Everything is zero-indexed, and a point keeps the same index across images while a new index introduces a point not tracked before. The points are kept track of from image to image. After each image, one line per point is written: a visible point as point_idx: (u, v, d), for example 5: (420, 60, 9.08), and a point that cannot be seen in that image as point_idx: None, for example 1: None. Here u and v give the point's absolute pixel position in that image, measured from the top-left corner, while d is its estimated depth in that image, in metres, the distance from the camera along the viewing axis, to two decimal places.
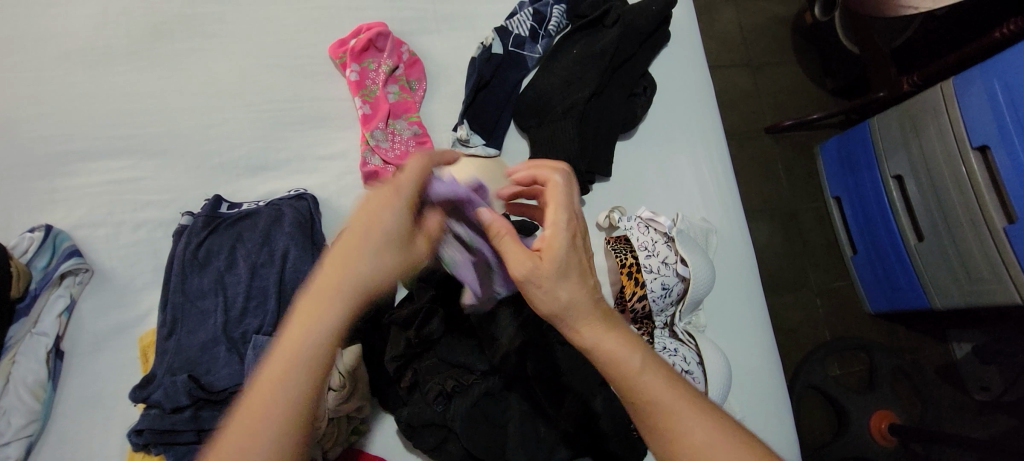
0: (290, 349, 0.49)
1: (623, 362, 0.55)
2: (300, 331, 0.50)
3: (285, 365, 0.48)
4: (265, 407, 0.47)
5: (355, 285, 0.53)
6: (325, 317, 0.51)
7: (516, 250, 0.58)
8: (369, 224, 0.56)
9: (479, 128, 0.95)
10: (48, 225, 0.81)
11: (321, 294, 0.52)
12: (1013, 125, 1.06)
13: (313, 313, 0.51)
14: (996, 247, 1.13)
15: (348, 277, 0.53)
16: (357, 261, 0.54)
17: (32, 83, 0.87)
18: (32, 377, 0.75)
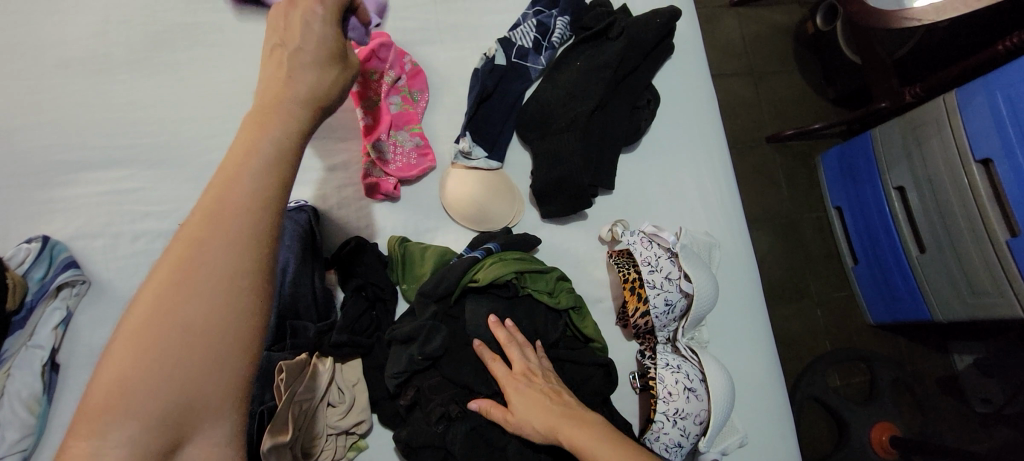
0: (224, 192, 0.44)
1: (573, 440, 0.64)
2: (234, 168, 0.45)
3: (217, 202, 0.43)
4: (205, 247, 0.42)
5: (286, 124, 0.49)
6: (257, 153, 0.46)
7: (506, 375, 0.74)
8: (288, 73, 0.52)
9: (481, 139, 0.94)
10: (44, 235, 0.80)
11: (249, 134, 0.47)
12: (1015, 139, 1.06)
13: (242, 153, 0.46)
14: (999, 261, 1.12)
15: (278, 113, 0.49)
16: (283, 102, 0.50)
17: (30, 92, 0.86)
18: (27, 390, 0.74)
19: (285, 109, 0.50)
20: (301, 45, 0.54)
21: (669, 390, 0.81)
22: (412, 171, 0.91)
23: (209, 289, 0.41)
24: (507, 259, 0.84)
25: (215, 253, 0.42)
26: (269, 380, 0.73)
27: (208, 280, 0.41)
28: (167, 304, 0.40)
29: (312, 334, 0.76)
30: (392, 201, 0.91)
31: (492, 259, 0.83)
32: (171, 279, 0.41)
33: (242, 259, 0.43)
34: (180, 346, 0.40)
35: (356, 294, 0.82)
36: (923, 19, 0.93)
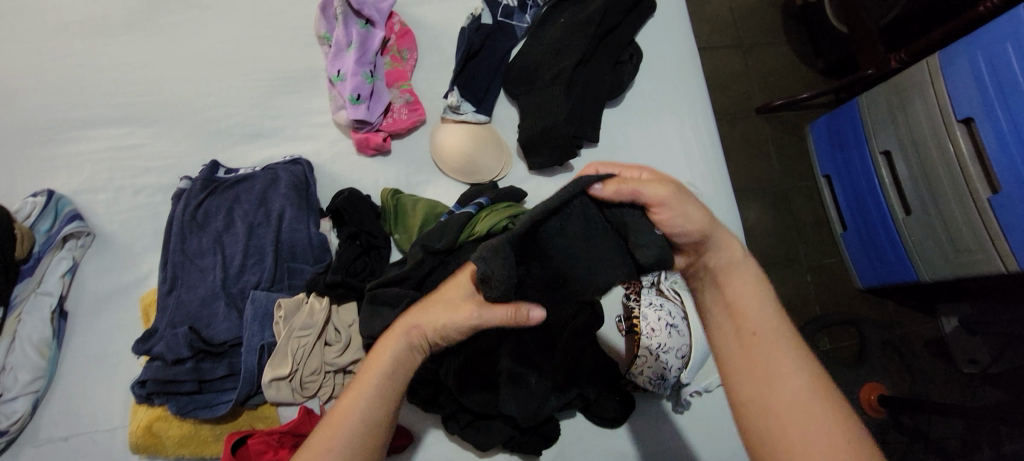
0: (339, 419, 0.56)
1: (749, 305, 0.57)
2: (347, 408, 0.57)
3: (339, 432, 0.55)
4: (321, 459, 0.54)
5: (395, 372, 0.60)
6: (367, 398, 0.57)
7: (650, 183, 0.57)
8: (430, 317, 0.61)
9: (469, 95, 0.97)
10: (49, 190, 0.83)
11: (370, 376, 0.59)
12: (995, 97, 1.09)
13: (359, 394, 0.58)
14: (980, 217, 1.16)
15: (386, 369, 0.59)
16: (398, 354, 0.60)
17: (31, 54, 0.89)
18: (37, 335, 0.77)
19: (393, 362, 0.60)
20: (449, 295, 0.61)
21: (652, 326, 0.85)
22: (402, 125, 0.94)
23: None
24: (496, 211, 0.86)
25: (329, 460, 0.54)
26: (270, 320, 0.76)
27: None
28: None
29: (308, 275, 0.80)
30: (383, 155, 0.94)
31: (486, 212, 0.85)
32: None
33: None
34: None
35: (350, 242, 0.84)
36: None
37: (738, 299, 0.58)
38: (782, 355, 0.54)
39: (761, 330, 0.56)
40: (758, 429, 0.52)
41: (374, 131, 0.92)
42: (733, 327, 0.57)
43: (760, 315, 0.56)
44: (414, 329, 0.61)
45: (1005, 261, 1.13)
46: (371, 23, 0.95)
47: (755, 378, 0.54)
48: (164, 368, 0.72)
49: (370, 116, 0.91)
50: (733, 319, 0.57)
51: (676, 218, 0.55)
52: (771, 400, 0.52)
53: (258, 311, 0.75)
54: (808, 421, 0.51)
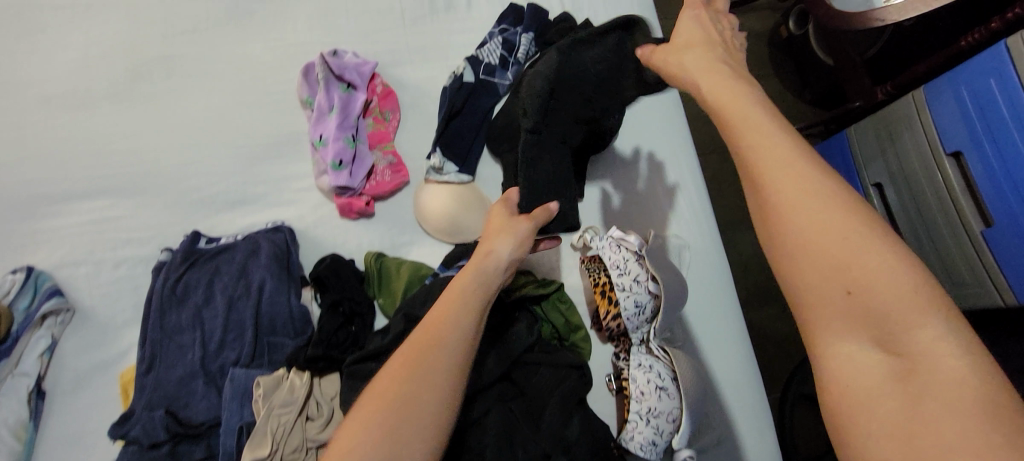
0: (429, 348, 0.60)
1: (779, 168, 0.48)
2: (437, 335, 0.61)
3: (434, 361, 0.59)
4: (416, 389, 0.57)
5: (475, 294, 0.67)
6: (452, 324, 0.62)
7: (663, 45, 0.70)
8: (496, 231, 0.76)
9: (452, 155, 0.97)
10: (29, 266, 0.82)
11: (448, 307, 0.64)
12: (982, 132, 1.09)
13: (440, 324, 0.62)
14: (975, 250, 1.14)
15: (471, 291, 0.67)
16: (479, 279, 0.69)
17: (15, 129, 0.89)
18: (14, 417, 0.76)
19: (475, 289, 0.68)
20: (498, 235, 0.75)
21: (641, 390, 0.83)
22: (385, 188, 0.94)
23: (410, 419, 0.55)
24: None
25: (421, 391, 0.57)
26: (249, 397, 0.74)
27: (409, 418, 0.55)
28: (396, 407, 0.56)
29: (289, 350, 0.79)
30: (367, 218, 0.93)
31: None
32: (388, 400, 0.56)
33: (437, 396, 0.57)
34: (400, 411, 0.55)
35: (332, 311, 0.83)
36: (888, 20, 1.03)
37: (766, 152, 0.49)
38: (829, 208, 0.46)
39: (794, 171, 0.48)
40: (818, 288, 0.45)
41: (357, 195, 0.92)
42: (762, 178, 0.49)
43: (792, 161, 0.48)
44: (476, 266, 0.70)
45: (1002, 294, 1.11)
46: (353, 87, 0.96)
47: (801, 237, 0.46)
48: (140, 452, 0.70)
49: (353, 181, 0.91)
50: (760, 173, 0.49)
51: (687, 62, 0.64)
52: (823, 254, 0.45)
53: (237, 390, 0.74)
54: (887, 284, 0.43)
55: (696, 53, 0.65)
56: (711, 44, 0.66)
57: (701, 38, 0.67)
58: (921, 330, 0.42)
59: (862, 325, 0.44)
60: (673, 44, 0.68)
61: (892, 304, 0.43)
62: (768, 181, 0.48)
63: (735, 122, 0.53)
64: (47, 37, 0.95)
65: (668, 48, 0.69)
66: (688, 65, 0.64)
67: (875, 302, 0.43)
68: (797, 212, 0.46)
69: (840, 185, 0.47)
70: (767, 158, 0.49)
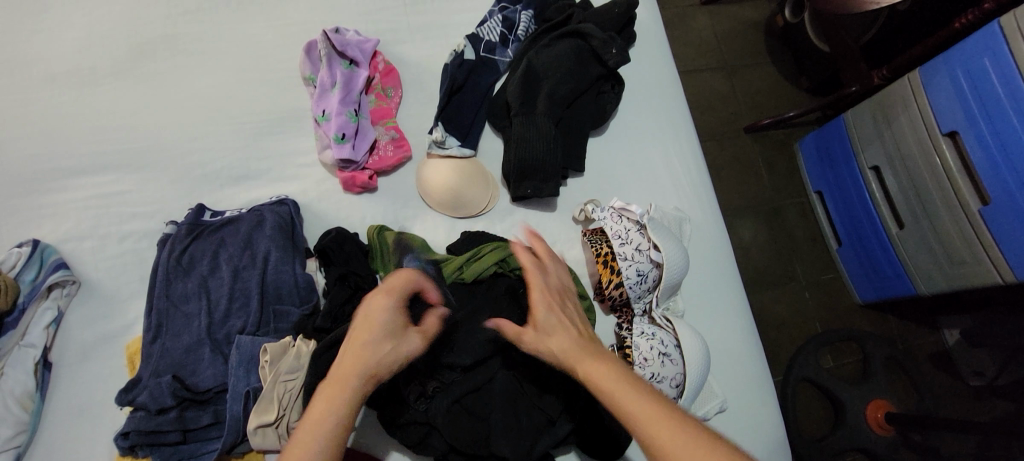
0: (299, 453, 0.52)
1: (642, 416, 0.55)
2: (308, 437, 0.53)
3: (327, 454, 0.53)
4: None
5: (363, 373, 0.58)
6: (339, 409, 0.55)
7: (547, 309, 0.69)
8: (368, 315, 0.61)
9: (454, 130, 0.98)
10: (35, 239, 0.83)
11: (336, 379, 0.57)
12: (977, 109, 1.10)
13: (325, 411, 0.55)
14: (973, 229, 1.15)
15: (353, 378, 0.57)
16: (367, 359, 0.58)
17: (19, 105, 0.90)
18: (20, 388, 0.76)
19: (357, 367, 0.58)
20: (396, 305, 0.63)
21: (644, 356, 0.83)
22: (388, 162, 0.94)
23: None
24: (482, 256, 0.85)
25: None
26: (255, 364, 0.74)
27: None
28: None
29: (295, 317, 0.79)
30: (370, 192, 0.94)
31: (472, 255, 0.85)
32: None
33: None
34: None
35: (339, 283, 0.82)
36: (882, 3, 1.05)
37: (631, 404, 0.56)
38: (682, 441, 0.52)
39: (659, 423, 0.54)
40: None
41: (360, 168, 0.93)
42: (637, 434, 0.55)
43: (647, 409, 0.55)
44: (369, 347, 0.59)
45: (1001, 272, 1.12)
46: (355, 63, 0.97)
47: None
48: (147, 418, 0.70)
49: (356, 153, 0.91)
50: (635, 425, 0.55)
51: (557, 346, 0.65)
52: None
53: (243, 356, 0.74)
54: None
55: (560, 325, 0.67)
56: (570, 323, 0.67)
57: (556, 314, 0.68)
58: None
59: None
60: (536, 328, 0.67)
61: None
62: (647, 439, 0.53)
63: (594, 373, 0.61)
64: (52, 17, 0.95)
65: (535, 330, 0.67)
66: (558, 345, 0.65)
67: None
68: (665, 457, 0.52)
69: (683, 421, 0.54)
70: (632, 414, 0.56)
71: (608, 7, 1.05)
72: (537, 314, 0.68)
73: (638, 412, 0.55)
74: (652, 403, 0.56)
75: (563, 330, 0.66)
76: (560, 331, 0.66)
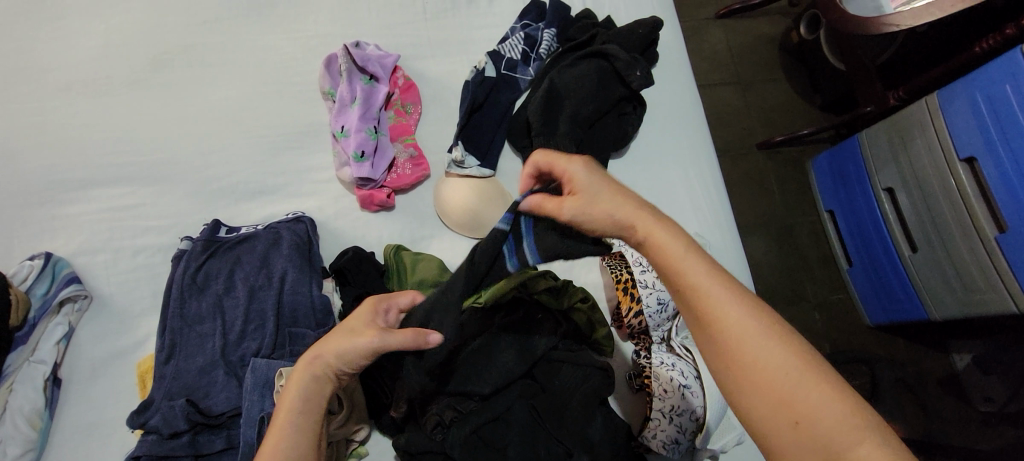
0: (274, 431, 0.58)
1: (707, 296, 0.52)
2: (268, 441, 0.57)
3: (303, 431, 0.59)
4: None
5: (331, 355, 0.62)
6: (290, 412, 0.59)
7: (597, 181, 0.59)
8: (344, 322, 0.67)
9: (473, 149, 0.96)
10: (47, 252, 0.81)
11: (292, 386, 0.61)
12: (998, 137, 1.07)
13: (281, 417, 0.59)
14: (989, 257, 1.13)
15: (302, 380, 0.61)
16: (317, 361, 0.62)
17: (34, 114, 0.89)
18: (29, 405, 0.74)
19: (308, 368, 0.62)
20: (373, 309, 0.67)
21: (664, 387, 0.82)
22: (406, 180, 0.93)
23: None
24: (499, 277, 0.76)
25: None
26: (270, 388, 0.72)
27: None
28: None
29: (311, 340, 0.77)
30: (387, 210, 0.93)
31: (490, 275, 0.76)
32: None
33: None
34: None
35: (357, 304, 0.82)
36: (903, 25, 0.98)
37: (707, 290, 0.52)
38: (761, 337, 0.49)
39: (727, 306, 0.51)
40: (761, 412, 0.48)
41: (378, 186, 0.91)
42: (698, 313, 0.52)
43: (727, 300, 0.51)
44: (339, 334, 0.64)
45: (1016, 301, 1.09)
46: (375, 79, 0.96)
47: (742, 369, 0.49)
48: (159, 442, 0.69)
49: (374, 171, 0.90)
50: (695, 304, 0.53)
51: (612, 218, 0.58)
52: (766, 381, 0.48)
53: (258, 380, 0.72)
54: (814, 401, 0.46)
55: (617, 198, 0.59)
56: (620, 192, 0.60)
57: (603, 182, 0.60)
58: (863, 449, 0.44)
59: (805, 445, 0.46)
60: (585, 196, 0.59)
61: (831, 429, 0.45)
62: (711, 321, 0.51)
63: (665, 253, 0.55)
64: (70, 24, 0.94)
65: (581, 198, 0.59)
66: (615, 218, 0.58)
67: (821, 430, 0.46)
68: (738, 353, 0.49)
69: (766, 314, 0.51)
70: (707, 301, 0.52)
71: (632, 26, 1.04)
72: (575, 179, 0.60)
73: (704, 291, 0.52)
74: (718, 284, 0.52)
75: (617, 204, 0.58)
76: (610, 202, 0.58)
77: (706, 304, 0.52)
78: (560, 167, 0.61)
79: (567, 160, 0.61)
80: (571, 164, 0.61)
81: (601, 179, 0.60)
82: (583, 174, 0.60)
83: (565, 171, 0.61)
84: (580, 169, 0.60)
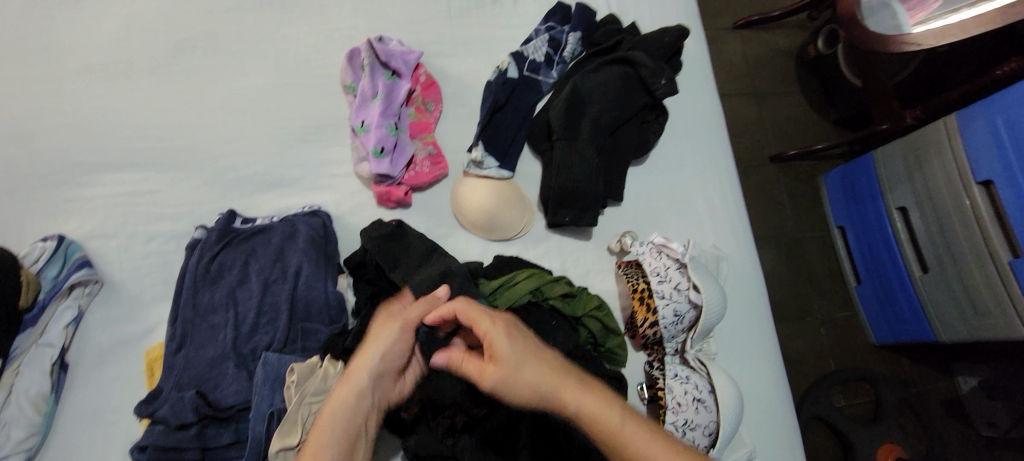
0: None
1: (631, 440, 0.57)
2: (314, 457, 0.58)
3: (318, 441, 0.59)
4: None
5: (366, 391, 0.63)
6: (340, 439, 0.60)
7: (518, 346, 0.62)
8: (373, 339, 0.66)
9: (493, 149, 0.95)
10: (60, 234, 0.81)
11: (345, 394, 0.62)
12: (1017, 160, 1.05)
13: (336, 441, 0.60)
14: (1001, 280, 1.10)
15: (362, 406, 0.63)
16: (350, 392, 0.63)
17: (52, 95, 0.88)
18: (35, 388, 0.73)
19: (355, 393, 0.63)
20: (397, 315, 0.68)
21: (677, 401, 0.81)
22: (424, 178, 0.92)
23: None
24: (515, 283, 0.84)
25: None
26: (281, 383, 0.71)
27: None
28: None
29: (324, 337, 0.76)
30: (404, 208, 0.92)
31: (505, 283, 0.84)
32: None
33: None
34: None
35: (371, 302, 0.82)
36: (923, 44, 0.96)
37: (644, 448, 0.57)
38: None
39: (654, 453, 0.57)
40: None
41: (395, 183, 0.90)
42: None
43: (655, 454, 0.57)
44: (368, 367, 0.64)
45: None
46: (397, 75, 0.95)
47: None
48: (167, 433, 0.68)
49: (392, 167, 0.89)
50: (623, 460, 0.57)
51: (537, 387, 0.59)
52: None
53: (269, 374, 0.71)
54: None
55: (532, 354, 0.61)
56: (536, 348, 0.63)
57: (513, 340, 0.62)
58: None
59: None
60: (505, 365, 0.60)
61: None
62: None
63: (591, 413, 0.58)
64: (93, 6, 0.93)
65: (500, 368, 0.61)
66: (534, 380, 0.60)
67: None
68: None
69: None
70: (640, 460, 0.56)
71: (658, 33, 1.03)
72: (491, 340, 0.62)
73: (630, 445, 0.57)
74: (639, 427, 0.58)
75: (531, 364, 0.60)
76: (526, 365, 0.60)
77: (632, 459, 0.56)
78: (482, 327, 0.64)
79: (485, 319, 0.64)
80: (490, 330, 0.63)
81: (517, 338, 0.63)
82: (504, 340, 0.62)
83: (486, 333, 0.63)
84: (499, 333, 0.62)
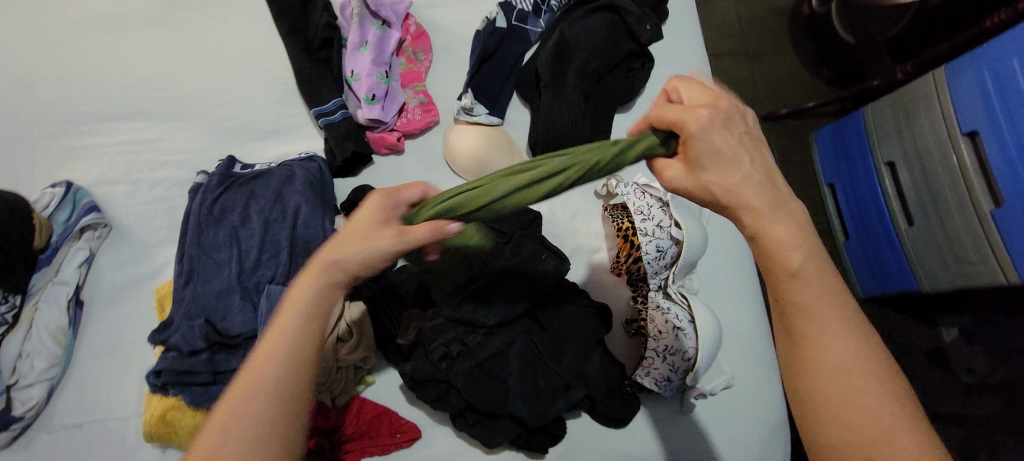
0: (230, 434, 0.45)
1: (786, 266, 0.53)
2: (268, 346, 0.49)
3: (287, 310, 0.51)
4: (239, 415, 0.46)
5: (298, 326, 0.50)
6: (291, 321, 0.50)
7: (719, 144, 0.54)
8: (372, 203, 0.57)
9: (483, 97, 0.98)
10: (69, 181, 0.84)
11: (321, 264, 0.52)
12: (1001, 110, 1.02)
13: (282, 323, 0.50)
14: (982, 228, 1.09)
15: (320, 280, 0.52)
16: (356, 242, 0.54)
17: (50, 47, 0.90)
18: (54, 323, 0.78)
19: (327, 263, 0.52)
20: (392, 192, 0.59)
21: (658, 328, 0.86)
22: (416, 125, 0.95)
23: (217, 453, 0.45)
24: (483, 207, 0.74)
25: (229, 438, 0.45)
26: None
27: None
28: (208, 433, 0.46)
29: None
30: (397, 154, 0.95)
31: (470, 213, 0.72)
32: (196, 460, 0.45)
33: None
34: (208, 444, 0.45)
35: None
36: None
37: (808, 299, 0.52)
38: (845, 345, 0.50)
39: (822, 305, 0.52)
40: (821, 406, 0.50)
41: (388, 127, 0.94)
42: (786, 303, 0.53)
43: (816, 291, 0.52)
44: (355, 237, 0.54)
45: (1005, 273, 1.06)
46: (387, 24, 0.97)
47: (824, 364, 0.50)
48: (179, 359, 0.74)
49: (383, 112, 0.92)
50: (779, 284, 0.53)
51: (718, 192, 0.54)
52: (831, 377, 0.50)
53: (273, 305, 0.76)
54: (866, 389, 0.49)
55: (788, 224, 0.53)
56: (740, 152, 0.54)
57: (727, 142, 0.54)
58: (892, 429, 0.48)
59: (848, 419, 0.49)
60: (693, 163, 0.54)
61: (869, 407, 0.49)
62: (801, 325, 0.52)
63: (812, 312, 0.52)
64: None
65: (691, 168, 0.55)
66: (793, 255, 0.52)
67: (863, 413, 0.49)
68: (825, 355, 0.50)
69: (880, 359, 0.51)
70: (837, 366, 0.50)
71: None
72: (698, 143, 0.54)
73: (798, 287, 0.52)
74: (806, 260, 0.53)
75: (726, 161, 0.54)
76: (723, 167, 0.54)
77: (791, 290, 0.52)
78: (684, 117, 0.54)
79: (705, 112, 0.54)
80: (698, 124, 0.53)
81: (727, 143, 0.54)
82: (709, 139, 0.53)
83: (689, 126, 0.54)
84: (708, 130, 0.54)
